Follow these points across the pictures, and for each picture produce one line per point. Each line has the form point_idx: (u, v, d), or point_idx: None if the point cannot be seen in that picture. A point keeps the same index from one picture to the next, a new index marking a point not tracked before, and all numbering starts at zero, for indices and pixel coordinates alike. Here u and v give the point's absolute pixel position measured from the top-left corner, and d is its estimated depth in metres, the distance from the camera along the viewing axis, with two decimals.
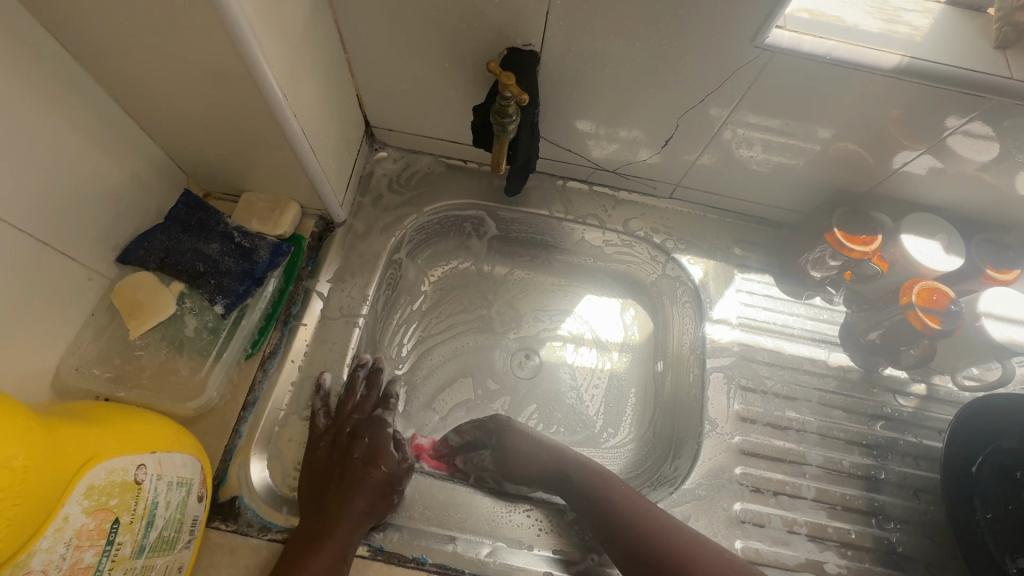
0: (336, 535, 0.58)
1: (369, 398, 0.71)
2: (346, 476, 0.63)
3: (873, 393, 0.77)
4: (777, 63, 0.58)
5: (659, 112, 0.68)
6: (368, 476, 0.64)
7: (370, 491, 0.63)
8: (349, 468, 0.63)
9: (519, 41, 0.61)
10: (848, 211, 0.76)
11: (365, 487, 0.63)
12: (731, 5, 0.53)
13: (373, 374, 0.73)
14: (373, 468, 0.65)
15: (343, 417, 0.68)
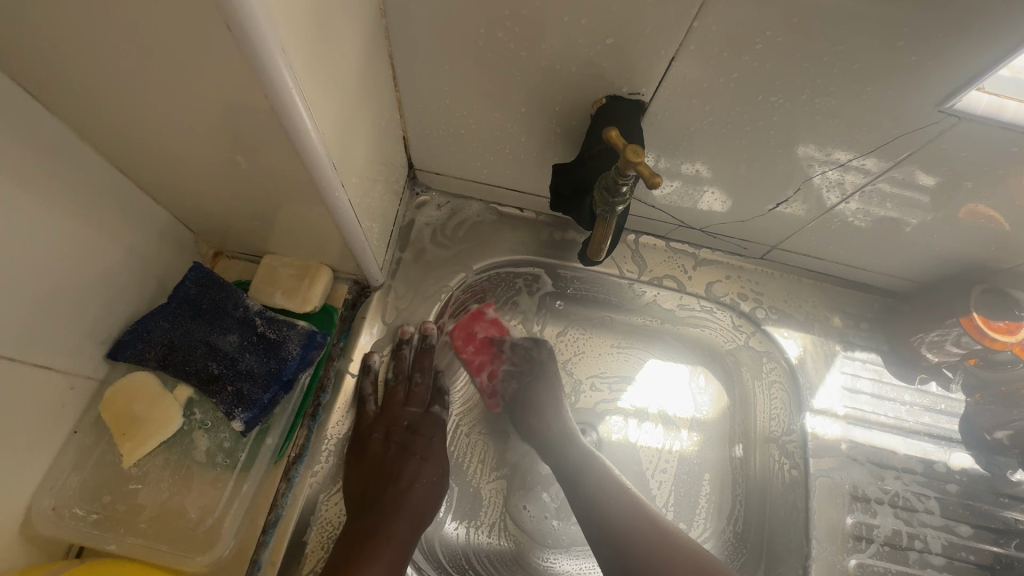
0: (394, 537, 0.53)
1: (421, 390, 0.66)
2: (402, 474, 0.58)
3: (1001, 504, 0.66)
4: (961, 132, 0.45)
5: (779, 174, 0.56)
6: (426, 476, 0.59)
7: (426, 497, 0.58)
8: (408, 464, 0.59)
9: (624, 89, 0.48)
10: (989, 291, 0.62)
11: (420, 484, 0.58)
12: (922, 64, 0.40)
13: (421, 354, 0.66)
14: (431, 467, 0.61)
15: (394, 409, 0.63)
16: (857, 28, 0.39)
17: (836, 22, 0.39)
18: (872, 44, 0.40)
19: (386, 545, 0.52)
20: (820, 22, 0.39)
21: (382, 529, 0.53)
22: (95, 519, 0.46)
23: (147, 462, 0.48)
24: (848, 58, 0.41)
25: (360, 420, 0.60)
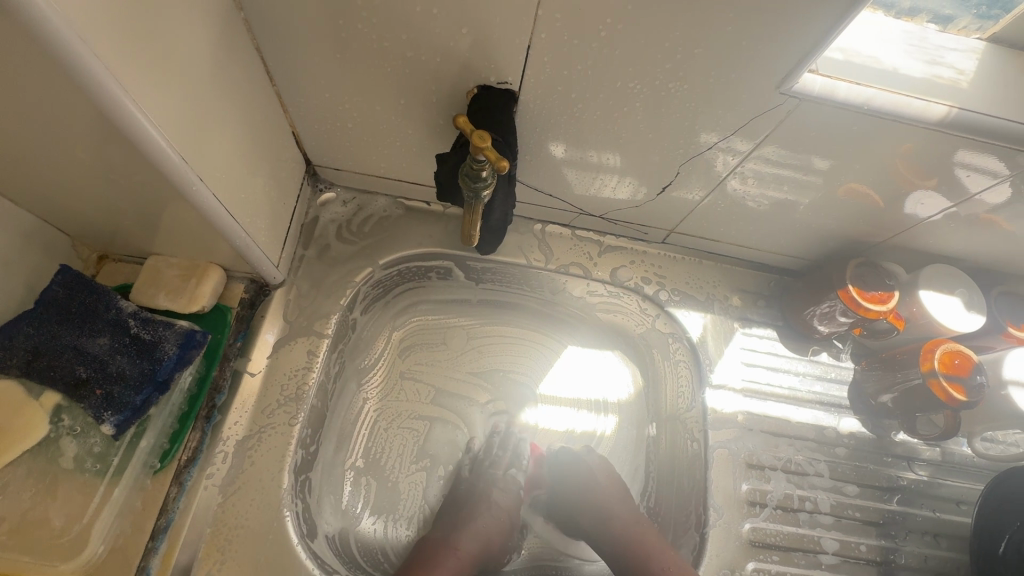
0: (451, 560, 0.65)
1: (505, 457, 0.75)
2: (464, 514, 0.68)
3: (885, 463, 0.70)
4: (804, 112, 0.49)
5: (657, 157, 0.58)
6: (493, 518, 0.69)
7: (488, 530, 0.68)
8: (476, 503, 0.69)
9: (492, 78, 0.50)
10: (863, 264, 0.67)
11: (489, 520, 0.68)
12: (754, 47, 0.43)
13: (506, 437, 0.76)
14: (485, 523, 0.68)
15: (474, 474, 0.73)
16: (687, 11, 0.41)
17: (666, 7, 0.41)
18: (706, 28, 0.42)
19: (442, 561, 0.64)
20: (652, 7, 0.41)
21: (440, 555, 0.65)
22: None
23: (11, 471, 0.48)
24: (687, 42, 0.44)
25: (258, 417, 0.59)
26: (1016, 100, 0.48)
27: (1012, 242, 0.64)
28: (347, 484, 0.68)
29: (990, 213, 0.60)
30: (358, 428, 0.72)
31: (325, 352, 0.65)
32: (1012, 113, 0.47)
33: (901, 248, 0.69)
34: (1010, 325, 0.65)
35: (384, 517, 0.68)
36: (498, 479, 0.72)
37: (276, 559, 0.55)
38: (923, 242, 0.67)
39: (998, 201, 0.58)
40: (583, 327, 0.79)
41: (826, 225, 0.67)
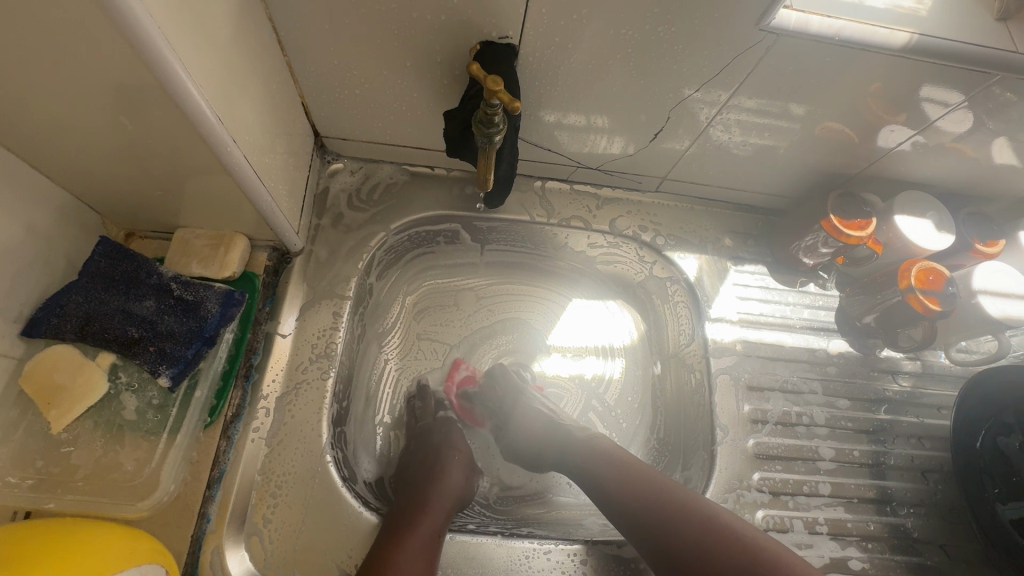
0: (432, 514, 0.60)
1: (431, 406, 0.77)
2: (431, 467, 0.66)
3: (873, 377, 0.76)
4: (781, 48, 0.53)
5: (649, 104, 0.62)
6: (453, 471, 0.66)
7: (454, 480, 0.65)
8: (432, 455, 0.68)
9: (494, 34, 0.53)
10: (843, 194, 0.72)
11: (454, 471, 0.67)
12: None
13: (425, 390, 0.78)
14: (456, 464, 0.68)
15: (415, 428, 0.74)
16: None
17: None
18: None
19: (425, 516, 0.59)
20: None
21: (423, 509, 0.60)
22: (30, 483, 0.49)
23: (77, 426, 0.52)
24: None
25: (292, 373, 0.63)
26: (969, 25, 0.53)
27: (975, 163, 0.69)
28: (379, 435, 0.75)
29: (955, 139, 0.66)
30: (381, 385, 0.78)
31: (348, 315, 0.69)
32: (966, 37, 0.52)
33: (875, 178, 0.74)
34: (976, 242, 0.70)
35: None
36: (437, 428, 0.73)
37: (325, 501, 0.59)
38: (895, 170, 0.73)
39: (960, 129, 0.63)
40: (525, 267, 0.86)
41: (807, 162, 0.72)
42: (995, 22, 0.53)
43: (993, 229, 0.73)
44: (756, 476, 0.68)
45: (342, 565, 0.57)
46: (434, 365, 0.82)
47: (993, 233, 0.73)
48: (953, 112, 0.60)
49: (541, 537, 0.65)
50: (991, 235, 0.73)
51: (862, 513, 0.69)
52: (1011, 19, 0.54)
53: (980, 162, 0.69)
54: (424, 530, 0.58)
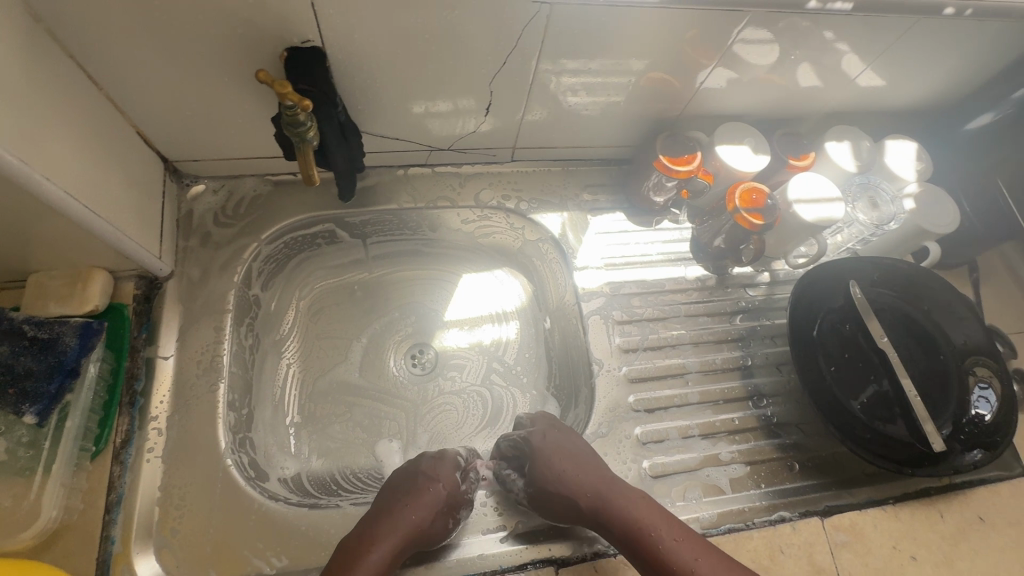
0: (410, 509, 0.63)
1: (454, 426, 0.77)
2: (419, 476, 0.67)
3: (727, 293, 0.86)
4: (558, 13, 0.59)
5: (469, 81, 0.67)
6: (435, 473, 0.68)
7: (441, 485, 0.67)
8: (429, 464, 0.69)
9: (297, 40, 0.57)
10: (666, 138, 0.82)
11: (439, 475, 0.68)
12: None
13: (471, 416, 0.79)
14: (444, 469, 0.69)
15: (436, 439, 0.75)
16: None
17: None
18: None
19: (400, 517, 0.63)
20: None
21: (398, 510, 0.64)
22: None
23: None
24: None
25: (180, 391, 0.66)
26: None
27: (784, 91, 0.81)
28: (290, 435, 0.79)
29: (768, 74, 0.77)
30: (285, 389, 0.82)
31: (231, 327, 0.72)
32: None
33: (696, 116, 0.83)
34: (790, 158, 0.81)
35: (331, 456, 0.79)
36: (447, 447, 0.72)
37: (231, 502, 0.62)
38: (711, 106, 0.81)
39: (768, 62, 0.74)
40: (418, 255, 0.93)
41: (634, 111, 0.79)
42: None
43: (803, 144, 0.83)
44: (637, 395, 0.76)
45: (257, 555, 0.60)
46: (338, 361, 0.86)
47: (804, 148, 0.83)
48: (757, 46, 0.70)
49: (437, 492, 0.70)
50: (801, 150, 0.83)
51: (731, 411, 0.78)
52: None
53: (789, 90, 0.81)
54: (398, 531, 0.61)
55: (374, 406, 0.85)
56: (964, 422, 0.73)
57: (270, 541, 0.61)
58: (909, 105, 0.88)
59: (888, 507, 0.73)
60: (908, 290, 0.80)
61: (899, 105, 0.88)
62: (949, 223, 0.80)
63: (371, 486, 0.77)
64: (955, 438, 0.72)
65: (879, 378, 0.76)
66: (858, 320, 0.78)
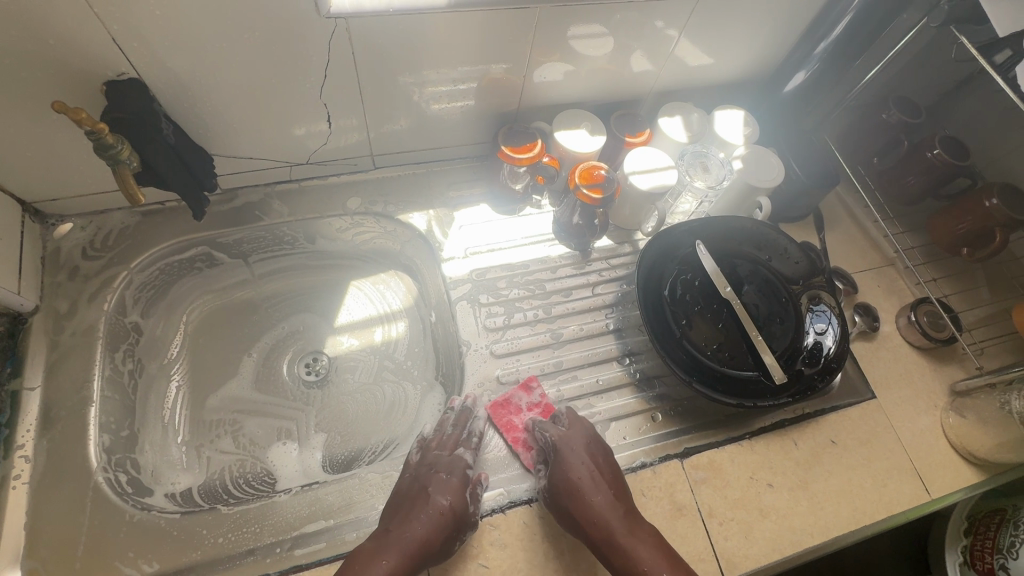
0: (422, 521, 0.65)
1: (456, 434, 0.75)
2: (420, 494, 0.68)
3: (591, 266, 0.92)
4: (356, 27, 0.65)
5: (300, 95, 0.73)
6: (447, 490, 0.68)
7: (442, 501, 0.67)
8: (430, 486, 0.69)
9: (111, 73, 0.62)
10: (509, 131, 0.87)
11: (441, 495, 0.67)
12: None
13: (464, 414, 0.77)
14: (444, 484, 0.69)
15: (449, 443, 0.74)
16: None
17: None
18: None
19: (401, 531, 0.64)
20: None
21: (401, 527, 0.65)
22: None
23: None
24: None
25: (47, 419, 0.69)
26: None
27: (624, 76, 0.89)
28: (180, 454, 0.82)
29: (605, 64, 0.85)
30: (173, 410, 0.84)
31: (101, 352, 0.75)
32: None
33: (535, 109, 0.90)
34: (627, 135, 0.88)
35: (223, 469, 0.82)
36: (450, 464, 0.72)
37: (101, 517, 0.65)
38: (549, 98, 0.89)
39: (607, 51, 0.82)
40: (302, 267, 0.96)
41: (477, 110, 0.86)
42: None
43: (638, 122, 0.91)
44: (503, 368, 0.82)
45: (127, 564, 0.62)
46: (228, 378, 0.89)
47: (639, 125, 0.90)
48: (595, 38, 0.79)
49: (314, 483, 0.73)
50: (637, 127, 0.90)
51: (600, 375, 0.83)
52: None
53: (627, 75, 0.89)
54: (400, 545, 0.63)
55: (269, 416, 0.87)
56: (801, 354, 0.80)
57: (141, 549, 0.63)
58: (733, 79, 0.97)
59: (745, 441, 0.78)
60: (749, 243, 0.88)
61: (724, 80, 0.97)
62: (773, 177, 0.88)
63: (262, 491, 0.80)
64: (795, 369, 0.79)
65: (728, 325, 0.82)
66: (704, 275, 0.85)
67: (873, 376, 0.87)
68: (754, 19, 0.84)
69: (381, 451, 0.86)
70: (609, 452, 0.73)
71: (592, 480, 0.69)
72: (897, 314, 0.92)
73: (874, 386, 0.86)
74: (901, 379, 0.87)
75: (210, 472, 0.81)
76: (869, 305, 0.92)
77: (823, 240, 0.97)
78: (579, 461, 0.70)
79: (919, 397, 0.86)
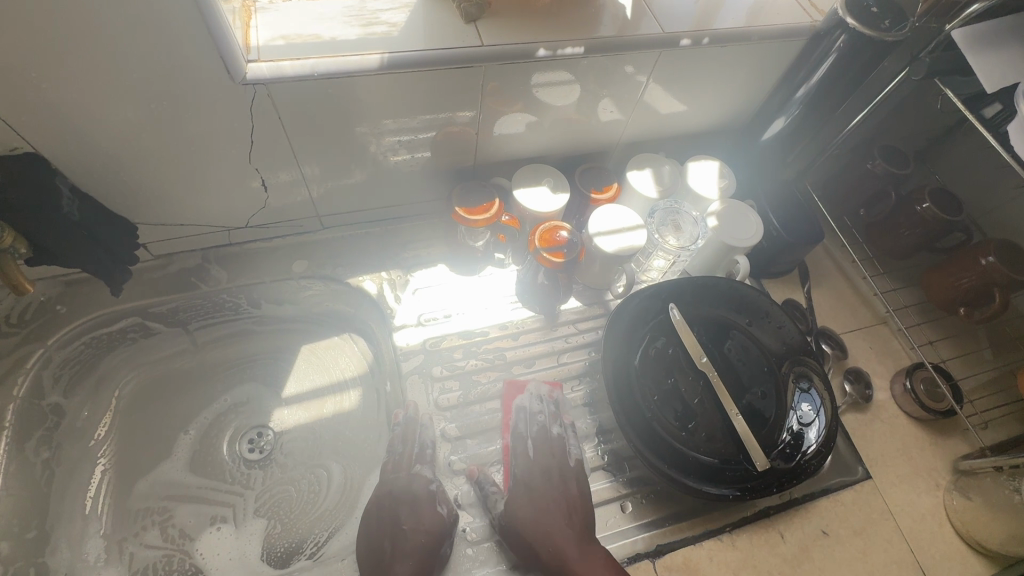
0: (410, 559, 0.64)
1: (409, 452, 0.73)
2: (394, 529, 0.67)
3: (557, 331, 0.85)
4: (278, 92, 0.59)
5: (226, 163, 0.67)
6: (423, 517, 0.67)
7: (421, 538, 0.65)
8: (399, 516, 0.67)
9: (2, 148, 0.56)
10: (465, 188, 0.81)
11: (416, 527, 0.66)
12: (177, 54, 0.53)
13: (409, 429, 0.75)
14: (416, 513, 0.67)
15: (403, 463, 0.72)
16: (90, 43, 0.50)
17: (68, 45, 0.49)
18: (124, 55, 0.52)
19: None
20: (59, 50, 0.49)
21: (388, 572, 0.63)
22: None
23: None
24: (124, 68, 0.53)
25: None
26: (439, 33, 0.63)
27: (590, 126, 0.83)
28: (99, 552, 0.73)
29: (567, 113, 0.79)
30: (97, 499, 0.76)
31: (7, 445, 0.68)
32: (435, 45, 0.62)
33: (494, 164, 0.84)
34: (592, 192, 0.83)
35: (146, 568, 0.73)
36: (409, 484, 0.70)
37: None
38: (508, 152, 0.83)
39: (570, 101, 0.76)
40: (248, 334, 0.89)
41: (431, 167, 0.81)
42: (465, 26, 0.64)
43: (606, 177, 0.85)
44: (447, 452, 0.74)
45: None
46: (162, 459, 0.81)
47: (606, 180, 0.85)
48: (562, 87, 0.73)
49: None
50: (603, 182, 0.84)
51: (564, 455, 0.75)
52: (478, 20, 0.65)
53: (592, 125, 0.83)
54: None
55: (204, 502, 0.79)
56: (784, 436, 0.72)
57: None
58: (708, 127, 0.92)
59: (724, 536, 0.70)
60: (727, 306, 0.82)
61: (699, 128, 0.91)
62: (752, 234, 0.81)
63: None
64: (778, 454, 0.71)
65: (705, 400, 0.75)
66: (678, 343, 0.79)
67: (867, 453, 0.79)
68: (724, 69, 0.78)
69: (326, 541, 0.78)
70: (570, 465, 0.71)
71: (550, 513, 0.67)
72: (891, 380, 0.84)
73: (868, 464, 0.78)
74: (898, 455, 0.79)
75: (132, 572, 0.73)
76: (859, 369, 0.85)
77: (809, 298, 0.90)
78: (553, 484, 0.70)
79: (918, 475, 0.78)
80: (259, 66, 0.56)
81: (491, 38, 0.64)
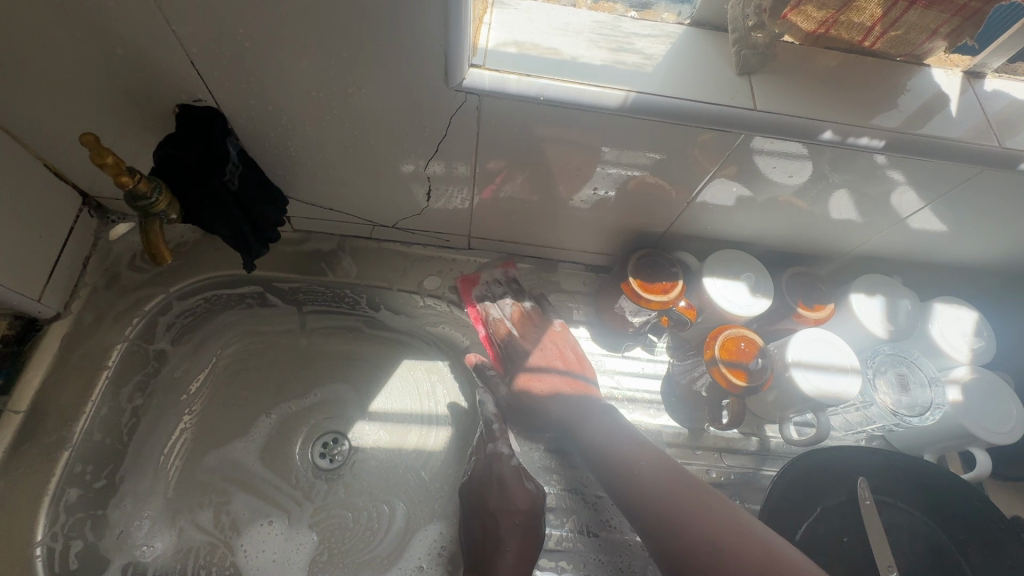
0: (509, 544, 0.60)
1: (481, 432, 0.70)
2: (489, 499, 0.63)
3: (695, 457, 0.69)
4: (490, 106, 0.48)
5: (400, 162, 0.58)
6: (515, 493, 0.63)
7: (516, 509, 0.62)
8: (490, 486, 0.64)
9: (186, 97, 0.50)
10: (643, 258, 0.68)
11: (515, 500, 0.63)
12: (395, 43, 0.44)
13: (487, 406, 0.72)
14: (511, 484, 0.64)
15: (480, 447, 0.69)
16: (306, 7, 0.41)
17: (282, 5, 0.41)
18: (339, 30, 0.43)
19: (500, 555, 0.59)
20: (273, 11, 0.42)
21: (496, 545, 0.60)
22: None
23: None
24: (336, 43, 0.44)
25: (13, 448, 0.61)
26: (702, 79, 0.49)
27: (821, 227, 0.66)
28: (149, 519, 0.68)
29: (795, 196, 0.60)
30: (169, 457, 0.71)
31: (104, 386, 0.66)
32: (693, 94, 0.48)
33: (684, 237, 0.70)
34: (800, 306, 0.66)
35: (188, 551, 0.68)
36: (496, 460, 0.67)
37: None
38: (708, 229, 0.68)
39: (800, 177, 0.55)
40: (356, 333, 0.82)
41: (613, 222, 0.68)
42: (737, 78, 0.50)
43: (821, 291, 0.67)
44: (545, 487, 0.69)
45: None
46: (238, 436, 0.75)
47: (822, 295, 0.67)
48: (786, 158, 0.52)
49: None
50: (816, 297, 0.67)
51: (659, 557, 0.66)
52: (754, 74, 0.50)
53: (823, 228, 0.66)
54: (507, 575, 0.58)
55: (262, 499, 0.72)
56: None
57: None
58: (967, 265, 0.71)
59: None
60: (932, 510, 0.62)
61: (952, 264, 0.71)
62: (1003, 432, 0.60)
63: None
64: None
65: None
66: (861, 538, 0.60)
67: None
68: None
69: None
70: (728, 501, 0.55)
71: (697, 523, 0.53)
72: None
73: None
74: None
75: (175, 550, 0.67)
76: None
77: None
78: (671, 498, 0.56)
79: None
80: (478, 74, 0.46)
81: (765, 101, 0.49)
